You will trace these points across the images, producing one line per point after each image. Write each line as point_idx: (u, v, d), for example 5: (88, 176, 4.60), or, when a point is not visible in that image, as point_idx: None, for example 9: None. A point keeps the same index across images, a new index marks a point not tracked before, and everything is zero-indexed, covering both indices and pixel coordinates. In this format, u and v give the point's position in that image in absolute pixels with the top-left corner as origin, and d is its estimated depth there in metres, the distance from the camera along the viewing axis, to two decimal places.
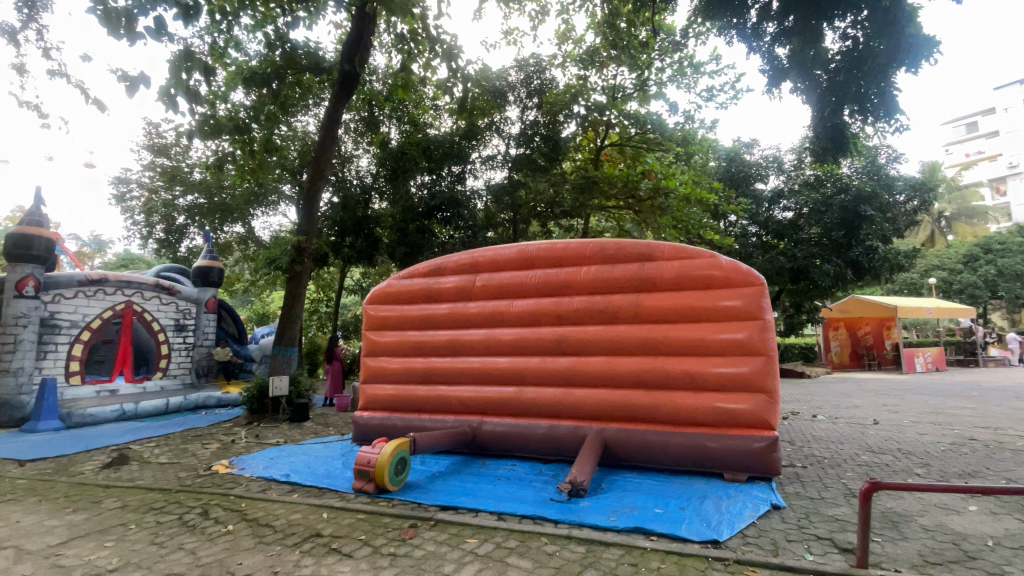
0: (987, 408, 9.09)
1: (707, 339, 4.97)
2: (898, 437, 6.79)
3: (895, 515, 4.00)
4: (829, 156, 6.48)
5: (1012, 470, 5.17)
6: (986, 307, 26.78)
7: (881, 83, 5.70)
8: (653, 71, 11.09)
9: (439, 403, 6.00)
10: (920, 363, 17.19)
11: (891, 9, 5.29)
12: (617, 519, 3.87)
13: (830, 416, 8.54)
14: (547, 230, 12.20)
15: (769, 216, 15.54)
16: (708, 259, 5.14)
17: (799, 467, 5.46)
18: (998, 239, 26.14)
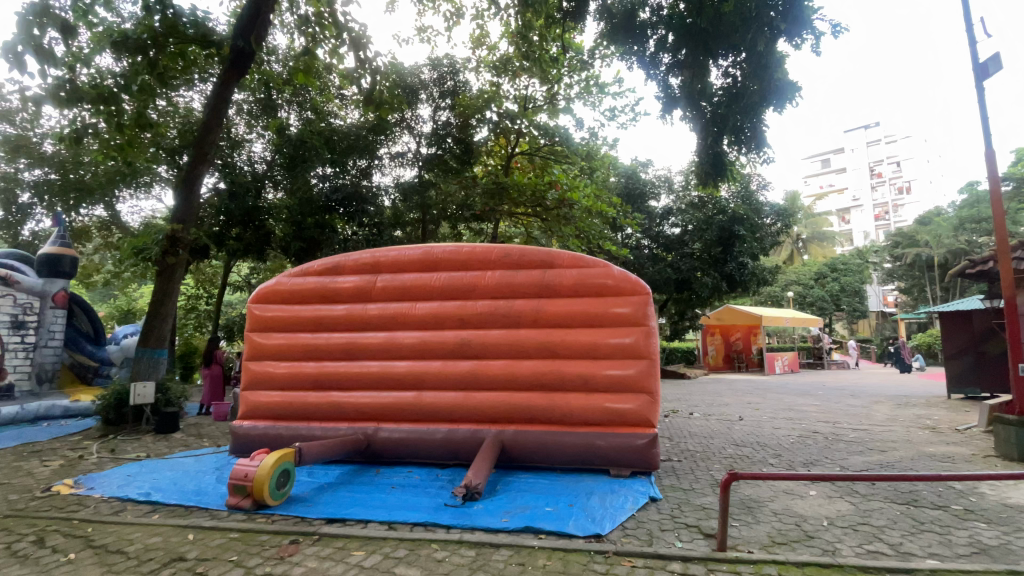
0: (828, 405, 10.65)
1: (599, 343, 5.25)
2: (759, 431, 7.71)
3: (751, 501, 4.53)
4: (710, 179, 7.23)
5: (843, 459, 6.10)
6: (831, 318, 31.41)
7: (753, 119, 6.48)
8: (562, 86, 11.55)
9: (332, 410, 5.68)
10: (779, 366, 19.74)
11: (764, 55, 6.03)
12: (508, 521, 3.94)
13: (705, 413, 9.46)
14: (456, 232, 12.15)
15: (659, 231, 17.01)
16: (603, 268, 5.45)
17: (676, 461, 5.97)
18: (841, 260, 30.85)
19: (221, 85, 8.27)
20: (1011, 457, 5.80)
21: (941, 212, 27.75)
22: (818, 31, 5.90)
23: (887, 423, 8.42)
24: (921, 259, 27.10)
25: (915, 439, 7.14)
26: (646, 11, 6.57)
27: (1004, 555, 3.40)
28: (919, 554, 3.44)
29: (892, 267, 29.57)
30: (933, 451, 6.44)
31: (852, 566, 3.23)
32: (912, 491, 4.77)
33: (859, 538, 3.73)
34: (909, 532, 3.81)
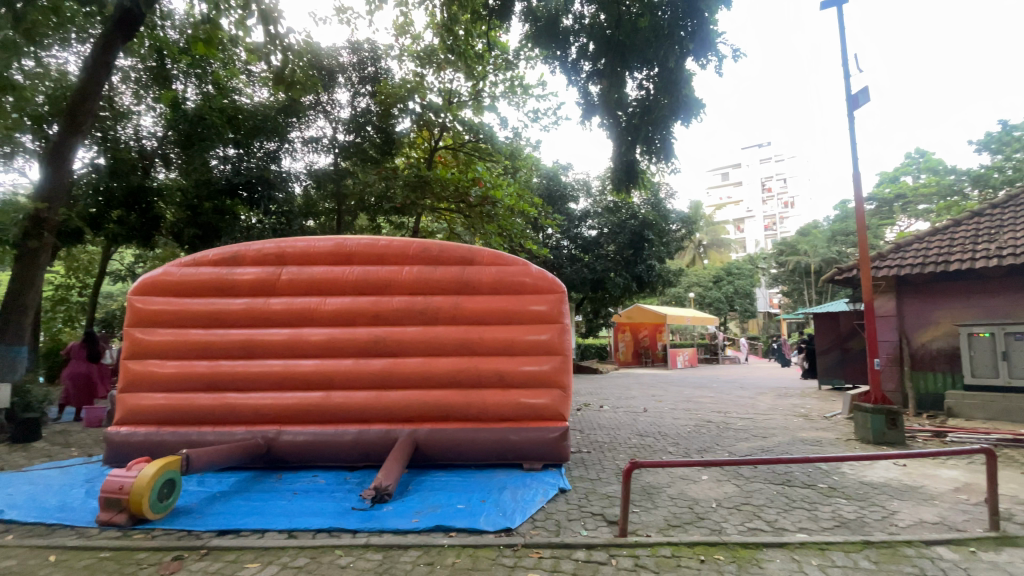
0: (720, 396, 11.70)
1: (516, 340, 5.33)
2: (661, 422, 8.26)
3: (651, 487, 4.85)
4: (624, 185, 7.58)
5: (731, 445, 6.73)
6: (726, 317, 34.53)
7: (663, 131, 6.86)
8: (487, 84, 11.54)
9: (228, 413, 5.25)
10: (680, 361, 21.35)
11: (674, 71, 6.40)
12: (418, 521, 3.88)
13: (613, 406, 9.99)
14: (375, 225, 11.72)
15: (578, 232, 17.57)
16: (521, 266, 5.54)
17: (586, 452, 6.23)
18: (736, 265, 34.00)
19: (102, 47, 7.26)
20: (867, 440, 6.71)
21: (817, 226, 31.50)
22: (721, 54, 6.39)
23: (769, 412, 9.41)
24: (800, 266, 30.60)
25: (791, 426, 8.05)
26: (570, 18, 6.72)
27: (857, 526, 3.93)
28: (791, 529, 3.88)
29: (777, 273, 33.11)
30: (805, 436, 7.30)
31: (736, 542, 3.56)
32: (787, 473, 5.37)
33: (742, 517, 4.13)
34: (784, 509, 4.29)
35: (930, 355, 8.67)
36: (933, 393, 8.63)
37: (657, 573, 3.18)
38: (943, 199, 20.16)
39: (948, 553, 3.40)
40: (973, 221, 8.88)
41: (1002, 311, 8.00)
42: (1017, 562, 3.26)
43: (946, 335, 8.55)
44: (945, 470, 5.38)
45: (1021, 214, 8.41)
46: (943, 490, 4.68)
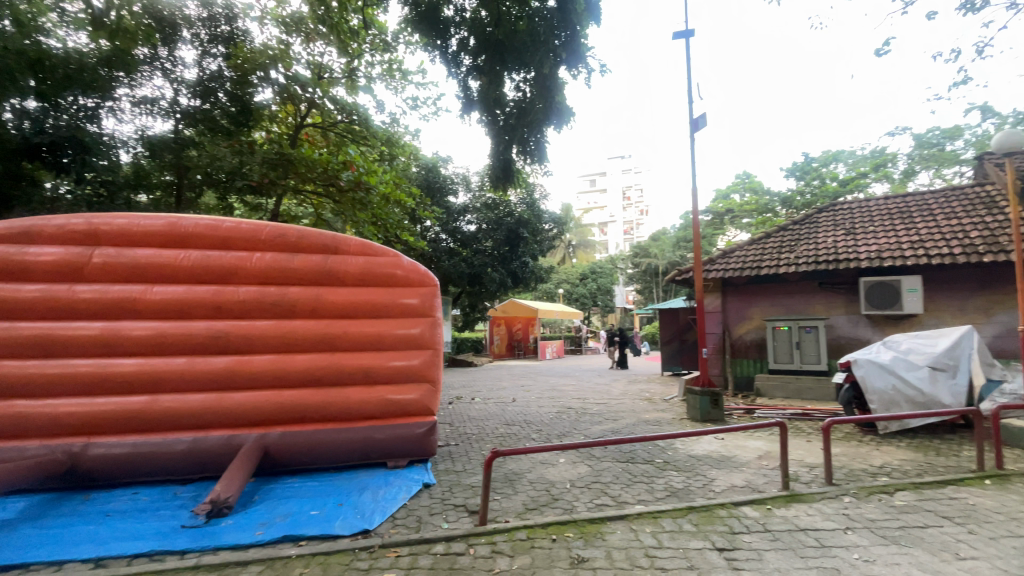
0: (582, 384, 12.66)
1: (384, 334, 5.15)
2: (527, 411, 8.65)
3: (513, 474, 5.06)
4: (501, 183, 7.89)
5: (587, 429, 7.30)
6: (590, 312, 37.42)
7: (537, 134, 7.22)
8: (363, 63, 10.90)
9: (14, 425, 4.26)
10: (549, 352, 22.64)
11: (549, 78, 6.68)
12: (263, 533, 3.54)
13: (484, 397, 10.22)
14: (226, 205, 10.39)
15: (456, 227, 17.52)
16: (391, 258, 5.36)
17: (453, 445, 6.27)
18: (600, 264, 36.98)
19: None
20: (696, 418, 7.78)
21: (667, 232, 35.62)
22: (590, 67, 6.84)
23: (621, 397, 10.41)
24: (651, 267, 34.35)
25: (638, 409, 9.00)
26: (451, 9, 6.59)
27: (684, 494, 4.53)
28: (631, 502, 4.33)
29: (633, 273, 36.74)
30: (649, 417, 8.21)
31: (585, 519, 3.87)
32: (632, 451, 5.99)
33: (591, 495, 4.51)
34: (627, 485, 4.77)
35: (746, 344, 10.37)
36: (747, 375, 10.32)
37: (513, 556, 3.32)
38: (761, 215, 24.13)
39: (751, 511, 4.08)
40: (780, 234, 10.76)
41: (797, 308, 9.84)
42: (800, 514, 4.02)
43: (757, 328, 10.25)
44: (752, 441, 6.47)
45: (812, 231, 10.43)
46: (749, 458, 5.61)
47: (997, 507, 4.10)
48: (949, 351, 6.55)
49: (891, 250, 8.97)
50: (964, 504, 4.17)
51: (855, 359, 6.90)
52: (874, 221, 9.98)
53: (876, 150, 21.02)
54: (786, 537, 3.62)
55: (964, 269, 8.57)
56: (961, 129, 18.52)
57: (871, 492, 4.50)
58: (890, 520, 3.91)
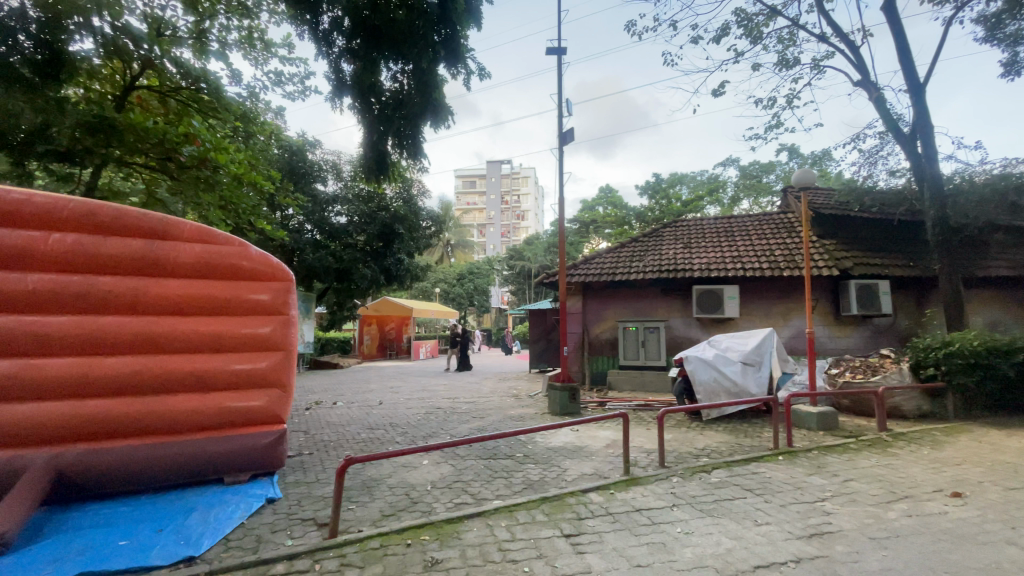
0: (453, 384, 12.67)
1: (225, 334, 4.59)
2: (392, 413, 8.38)
3: (371, 481, 4.85)
4: (374, 174, 7.52)
5: (453, 428, 7.32)
6: (466, 312, 37.78)
7: (414, 128, 7.04)
8: (215, 24, 9.57)
9: None
10: (423, 352, 22.50)
11: (427, 73, 6.56)
12: (50, 572, 2.93)
13: (347, 401, 9.68)
14: (19, 172, 8.36)
15: (323, 218, 16.33)
16: (238, 248, 4.76)
17: (305, 454, 5.81)
18: (476, 265, 37.48)
19: None
20: (555, 412, 8.27)
21: (540, 237, 37.40)
22: (468, 68, 6.84)
23: (489, 394, 10.64)
24: (525, 270, 35.83)
25: (504, 406, 9.28)
26: None
27: (539, 486, 4.77)
28: (489, 498, 4.43)
29: (508, 274, 37.92)
30: (513, 413, 8.52)
31: (442, 520, 3.86)
32: (494, 447, 6.14)
33: (451, 494, 4.51)
34: (486, 481, 4.88)
35: (601, 343, 11.31)
36: (601, 371, 11.26)
37: (364, 566, 3.17)
38: (620, 226, 26.62)
39: (596, 497, 4.43)
40: (633, 244, 11.96)
41: (644, 311, 11.02)
42: (637, 496, 4.48)
43: (611, 328, 11.26)
44: (602, 431, 7.06)
45: (658, 243, 11.78)
46: (599, 448, 6.12)
47: (786, 479, 5.01)
48: (757, 349, 7.86)
49: (719, 263, 10.50)
50: (763, 478, 5.02)
51: (686, 355, 7.93)
52: (706, 239, 11.61)
53: (712, 177, 24.51)
54: (625, 518, 4.00)
55: (769, 281, 10.36)
56: (773, 165, 22.41)
57: (695, 471, 5.20)
58: (708, 495, 4.55)
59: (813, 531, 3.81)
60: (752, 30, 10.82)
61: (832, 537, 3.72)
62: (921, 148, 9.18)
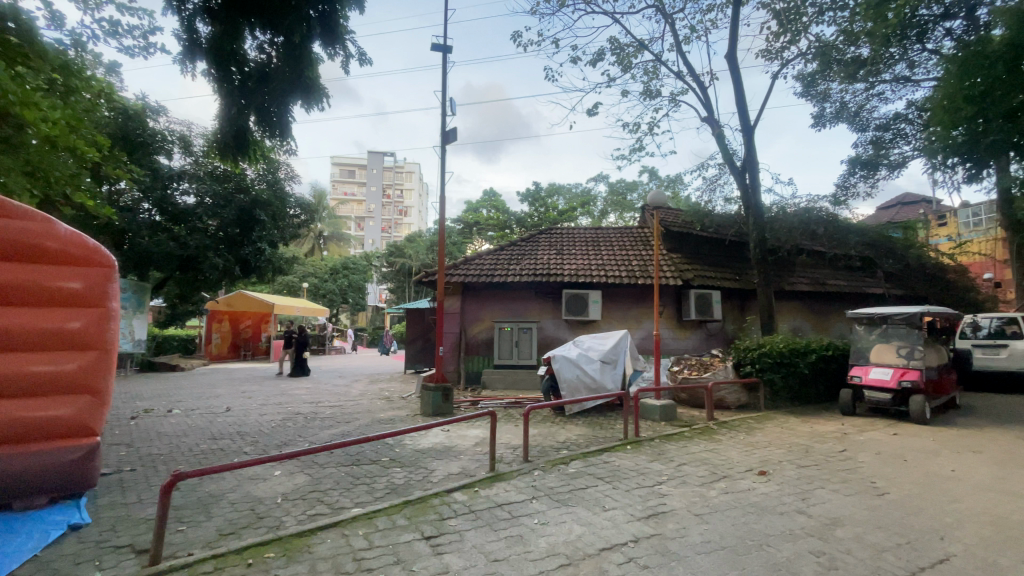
0: (317, 387, 11.81)
1: (17, 329, 3.73)
2: (243, 421, 7.53)
3: (209, 497, 4.31)
4: (230, 152, 6.68)
5: (314, 435, 6.82)
6: (338, 310, 35.69)
7: (281, 106, 6.41)
8: None
9: None
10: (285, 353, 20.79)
11: (299, 48, 6.05)
12: None
13: (186, 409, 8.46)
14: None
15: (164, 197, 14.03)
16: (41, 224, 3.89)
17: (126, 471, 4.96)
18: (352, 260, 35.52)
19: None
20: (427, 413, 8.17)
21: (421, 234, 36.78)
22: (347, 51, 6.46)
23: (358, 397, 10.12)
24: (404, 267, 34.92)
25: (373, 409, 8.90)
26: None
27: (402, 490, 4.66)
28: (348, 506, 4.22)
29: (386, 272, 36.64)
30: (382, 416, 8.21)
31: (292, 534, 3.57)
32: (358, 453, 5.85)
33: (305, 505, 4.20)
34: (346, 489, 4.62)
35: (477, 342, 11.47)
36: (475, 370, 11.39)
37: None
38: (501, 230, 27.33)
39: (459, 496, 4.46)
40: (512, 247, 12.33)
41: (519, 312, 11.42)
42: (500, 492, 4.62)
43: (487, 328, 11.47)
44: (471, 430, 7.14)
45: (534, 248, 12.32)
46: (467, 446, 6.19)
47: (632, 466, 5.56)
48: (614, 349, 8.62)
49: (587, 270, 11.32)
50: (613, 467, 5.51)
51: (554, 355, 8.38)
52: (577, 247, 12.43)
53: (585, 190, 26.36)
54: (485, 515, 4.08)
55: (629, 288, 11.44)
56: (637, 185, 24.83)
57: (555, 464, 5.51)
58: (565, 486, 4.85)
59: (650, 512, 4.28)
60: (624, 59, 11.87)
61: (665, 516, 4.21)
62: (748, 180, 10.90)
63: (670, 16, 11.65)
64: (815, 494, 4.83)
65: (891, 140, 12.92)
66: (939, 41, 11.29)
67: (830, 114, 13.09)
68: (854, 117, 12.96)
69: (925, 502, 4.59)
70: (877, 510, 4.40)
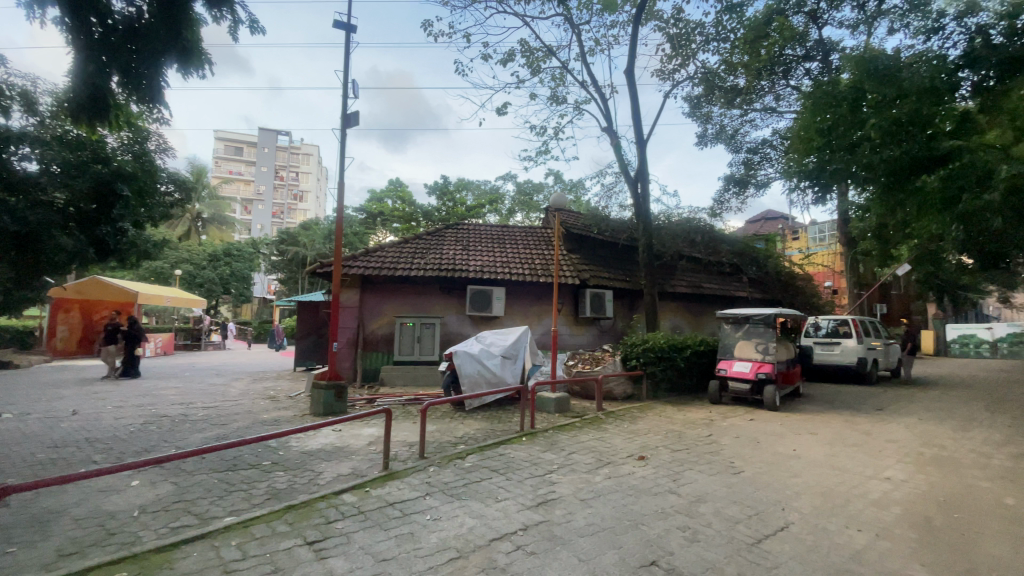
0: (190, 386, 10.59)
1: None
2: (92, 426, 6.53)
3: (44, 515, 3.69)
4: (83, 116, 5.68)
5: (184, 439, 6.13)
6: (218, 301, 32.31)
7: (153, 69, 5.60)
8: None
9: None
10: (150, 349, 18.43)
11: (177, 5, 5.37)
12: None
13: (15, 413, 7.11)
14: None
15: None
16: None
17: None
18: (237, 246, 32.33)
19: None
20: (319, 412, 7.73)
21: (318, 222, 34.59)
22: (237, 16, 5.86)
23: (238, 398, 9.25)
24: (298, 257, 32.51)
25: (256, 409, 8.21)
26: None
27: (286, 494, 4.37)
28: (221, 515, 3.86)
29: (277, 261, 33.88)
30: (266, 417, 7.60)
31: (151, 550, 3.18)
32: (235, 457, 5.37)
33: (169, 517, 3.77)
34: (218, 498, 4.22)
35: (376, 338, 11.07)
36: (374, 367, 10.99)
37: None
38: (406, 222, 26.58)
39: (349, 497, 4.29)
40: (417, 241, 12.10)
41: (421, 307, 11.24)
42: (392, 490, 4.52)
43: (387, 323, 11.13)
44: (366, 429, 6.88)
45: (440, 243, 12.20)
46: (360, 446, 5.96)
47: (525, 457, 5.75)
48: (514, 344, 8.84)
49: (491, 267, 11.46)
50: (507, 458, 5.65)
51: (456, 351, 8.36)
52: (483, 243, 12.53)
53: (492, 188, 26.64)
54: (375, 515, 3.98)
55: (531, 286, 11.80)
56: (542, 187, 25.62)
57: (450, 459, 5.53)
58: (459, 480, 4.89)
59: (540, 500, 4.47)
60: (532, 62, 12.17)
61: (554, 503, 4.42)
62: (639, 190, 11.79)
63: (576, 27, 12.19)
64: (685, 474, 5.39)
65: (759, 162, 14.75)
66: (799, 78, 13.10)
67: (711, 134, 14.59)
68: (731, 139, 14.58)
69: (770, 478, 5.33)
70: (733, 487, 5.01)
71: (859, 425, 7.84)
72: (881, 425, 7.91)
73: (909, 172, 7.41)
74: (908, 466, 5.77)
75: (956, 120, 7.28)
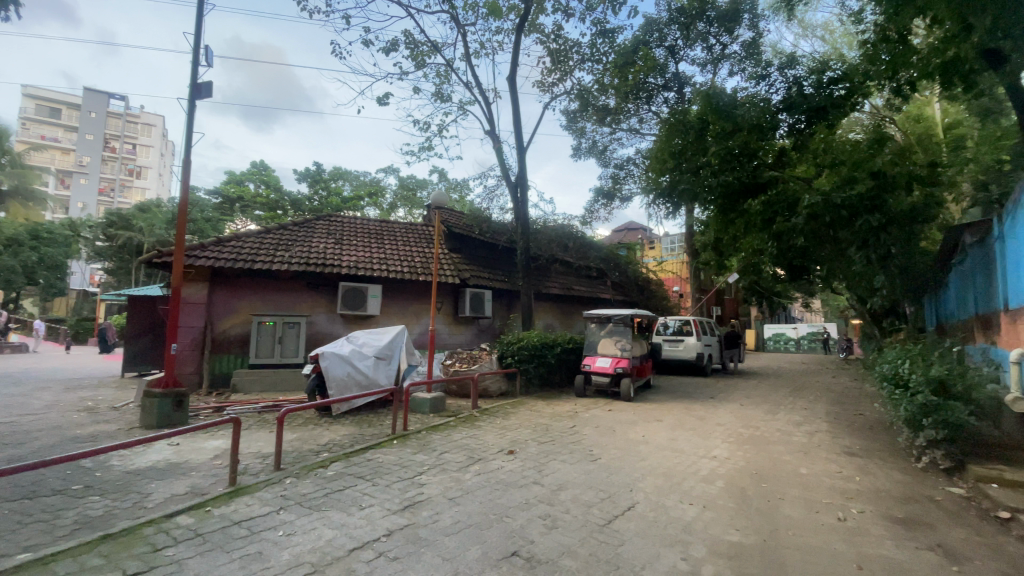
0: None
1: None
2: None
3: None
4: None
5: None
6: (17, 292, 26.25)
7: None
8: None
9: None
10: None
11: None
12: None
13: None
14: None
15: None
16: None
17: None
18: (48, 227, 26.62)
19: None
20: (151, 424, 6.68)
21: (161, 205, 29.95)
22: None
23: (42, 410, 7.61)
24: (131, 244, 27.66)
25: (68, 423, 6.83)
26: None
27: (101, 522, 3.69)
28: (9, 554, 3.14)
29: (104, 247, 28.59)
30: (80, 433, 6.35)
31: None
32: (31, 484, 4.40)
33: None
34: (4, 533, 3.42)
35: (228, 339, 9.91)
36: (225, 372, 9.83)
37: None
38: (272, 210, 24.24)
39: (184, 519, 3.77)
40: (281, 231, 11.09)
41: (284, 305, 10.32)
42: (239, 508, 4.07)
43: (242, 322, 10.02)
44: (212, 441, 6.12)
45: (309, 235, 11.31)
46: (202, 461, 5.28)
47: (394, 460, 5.60)
48: (388, 344, 8.56)
49: (365, 263, 10.93)
50: (375, 463, 5.44)
51: (322, 352, 7.81)
52: (358, 238, 11.92)
53: (372, 180, 25.58)
54: (216, 536, 3.55)
55: (408, 284, 11.53)
56: (426, 184, 25.28)
57: (311, 469, 5.15)
58: (319, 490, 4.58)
59: (406, 504, 4.37)
60: (416, 56, 11.91)
61: (421, 505, 4.36)
62: (519, 194, 12.19)
63: (461, 27, 12.20)
64: (549, 465, 5.70)
65: (624, 177, 16.19)
66: (659, 105, 14.61)
67: (585, 148, 15.67)
68: (601, 154, 15.79)
69: (623, 463, 5.88)
70: (591, 473, 5.43)
71: (696, 412, 9.03)
72: (713, 410, 9.19)
73: (739, 195, 8.71)
74: (731, 445, 6.79)
75: (776, 154, 8.71)
